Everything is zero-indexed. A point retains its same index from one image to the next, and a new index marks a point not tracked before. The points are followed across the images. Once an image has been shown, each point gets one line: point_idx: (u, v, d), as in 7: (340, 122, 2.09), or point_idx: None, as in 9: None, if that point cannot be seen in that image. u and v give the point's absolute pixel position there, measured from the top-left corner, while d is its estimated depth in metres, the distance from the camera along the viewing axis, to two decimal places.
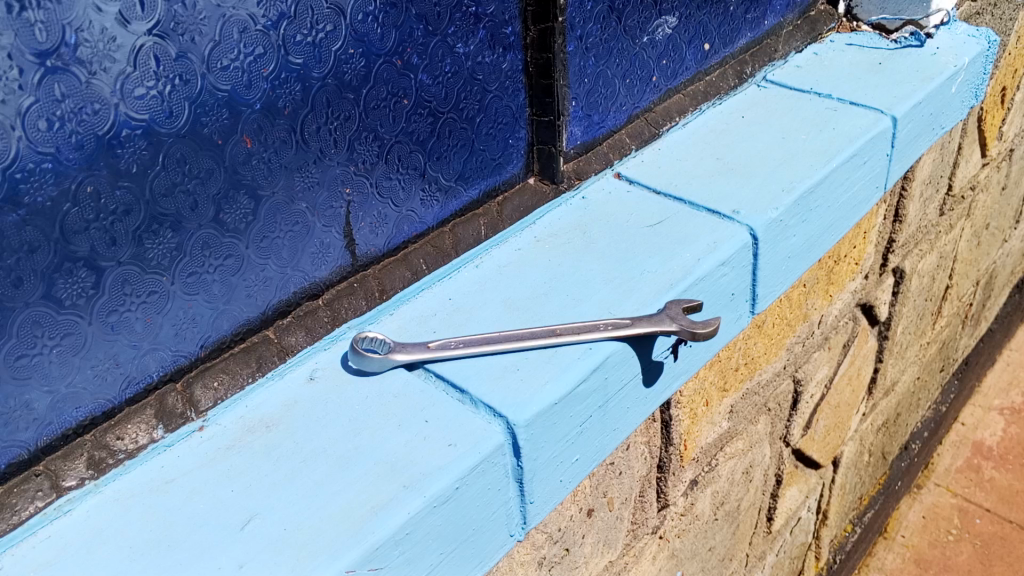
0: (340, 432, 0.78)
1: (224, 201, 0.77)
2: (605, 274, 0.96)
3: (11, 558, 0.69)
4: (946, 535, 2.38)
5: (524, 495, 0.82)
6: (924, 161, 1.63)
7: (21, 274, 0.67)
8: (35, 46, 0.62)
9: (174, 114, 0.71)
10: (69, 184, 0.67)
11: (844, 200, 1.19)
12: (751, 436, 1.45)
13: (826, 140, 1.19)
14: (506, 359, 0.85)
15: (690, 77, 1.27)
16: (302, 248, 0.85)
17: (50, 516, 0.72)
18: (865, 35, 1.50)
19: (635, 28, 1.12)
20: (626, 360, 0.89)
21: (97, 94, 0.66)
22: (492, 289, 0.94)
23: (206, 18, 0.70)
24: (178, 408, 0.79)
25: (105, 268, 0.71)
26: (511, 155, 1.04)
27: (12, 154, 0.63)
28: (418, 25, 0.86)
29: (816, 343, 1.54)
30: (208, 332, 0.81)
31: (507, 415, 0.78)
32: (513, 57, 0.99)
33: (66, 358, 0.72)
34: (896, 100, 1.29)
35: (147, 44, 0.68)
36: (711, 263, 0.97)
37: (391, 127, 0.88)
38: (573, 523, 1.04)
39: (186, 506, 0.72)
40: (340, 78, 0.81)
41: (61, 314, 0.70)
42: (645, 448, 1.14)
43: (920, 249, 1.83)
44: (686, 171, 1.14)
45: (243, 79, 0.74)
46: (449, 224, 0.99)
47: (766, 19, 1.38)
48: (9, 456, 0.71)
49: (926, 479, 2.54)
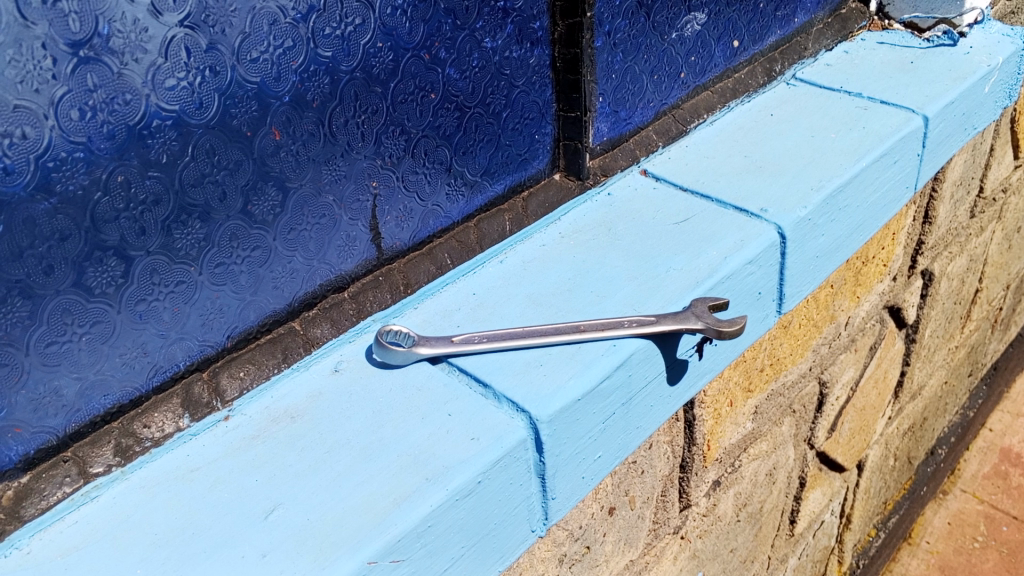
0: (364, 424, 0.79)
1: (253, 192, 0.77)
2: (629, 271, 0.95)
3: (38, 542, 0.70)
4: (971, 542, 2.34)
5: (546, 490, 0.82)
6: (955, 162, 1.61)
7: (52, 262, 0.67)
8: (69, 36, 0.63)
9: (204, 104, 0.71)
10: (100, 173, 0.67)
11: (874, 200, 1.18)
12: (775, 438, 1.44)
13: (855, 139, 1.18)
14: (529, 355, 0.84)
15: (718, 74, 1.26)
16: (329, 241, 0.86)
17: (77, 502, 0.73)
18: (896, 34, 1.49)
19: (664, 24, 1.12)
20: (650, 358, 0.89)
21: (129, 85, 0.67)
22: (516, 284, 0.94)
23: (236, 11, 0.71)
24: (204, 398, 0.80)
25: (134, 258, 0.72)
26: (537, 151, 1.04)
27: (45, 144, 0.64)
28: (446, 19, 0.87)
29: (842, 345, 1.53)
30: (236, 323, 0.81)
31: (530, 410, 0.78)
32: (540, 52, 0.99)
33: (95, 346, 0.73)
34: (928, 99, 1.27)
35: (178, 35, 0.68)
36: (737, 261, 0.96)
37: (419, 121, 0.88)
38: (594, 521, 1.03)
39: (211, 495, 0.72)
40: (368, 71, 0.82)
41: (91, 302, 0.71)
42: (667, 447, 1.14)
43: (950, 250, 1.81)
44: (714, 169, 1.13)
45: (273, 72, 0.75)
46: (474, 219, 0.99)
47: (796, 16, 1.36)
48: (39, 441, 0.72)
49: (952, 485, 2.50)
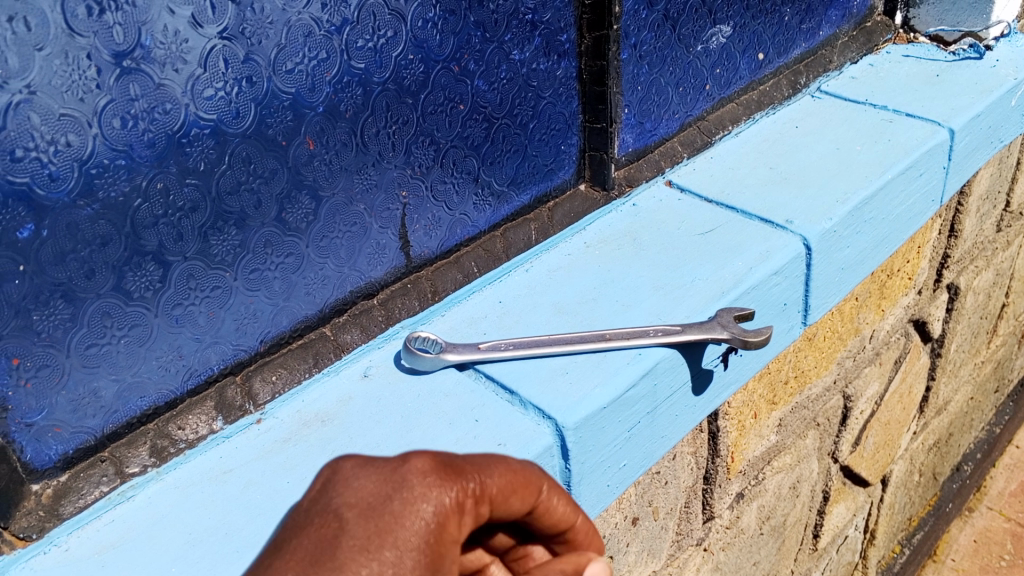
0: (393, 429, 0.80)
1: (287, 201, 0.79)
2: (654, 281, 0.96)
3: (76, 540, 0.71)
4: (997, 560, 2.32)
5: (571, 498, 0.82)
6: (982, 176, 1.60)
7: (93, 266, 0.69)
8: (113, 47, 0.65)
9: (241, 114, 0.73)
10: (141, 180, 0.69)
11: (900, 212, 1.18)
12: (799, 451, 1.44)
13: (880, 151, 1.18)
14: (555, 362, 0.85)
15: (743, 87, 1.27)
16: (359, 248, 0.87)
17: (114, 501, 0.74)
18: (921, 47, 1.49)
19: (690, 37, 1.13)
20: (675, 367, 0.89)
21: (169, 95, 0.68)
22: (542, 293, 0.95)
23: (272, 23, 0.73)
24: (236, 401, 0.82)
25: (171, 263, 0.73)
26: (563, 161, 1.05)
27: (88, 151, 0.66)
28: (476, 32, 0.88)
29: (867, 358, 1.52)
30: (268, 328, 0.83)
31: (556, 417, 0.79)
32: (567, 64, 1.00)
33: (133, 349, 0.74)
34: (954, 112, 1.27)
35: (217, 46, 0.70)
36: (763, 272, 0.97)
37: (447, 132, 0.90)
38: (618, 531, 1.04)
39: (244, 496, 0.74)
40: (400, 83, 0.84)
41: (129, 305, 0.72)
42: (691, 458, 1.14)
43: (976, 264, 1.80)
44: (739, 181, 1.13)
45: (308, 83, 0.77)
46: (501, 228, 1.00)
47: (821, 29, 1.37)
48: (77, 442, 0.74)
49: (978, 502, 2.47)
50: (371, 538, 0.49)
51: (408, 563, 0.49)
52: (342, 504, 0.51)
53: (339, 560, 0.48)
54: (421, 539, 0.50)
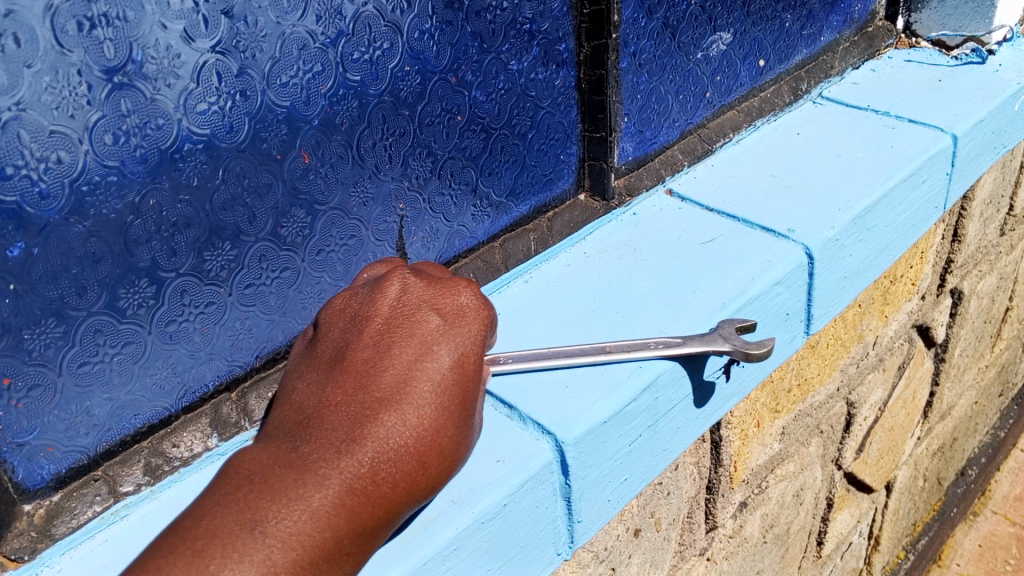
0: None
1: (283, 215, 0.78)
2: (655, 292, 0.95)
3: (69, 560, 0.71)
4: (1003, 565, 2.31)
5: (572, 513, 0.81)
6: (985, 181, 1.59)
7: (85, 284, 0.68)
8: (104, 62, 0.64)
9: (235, 128, 0.72)
10: (133, 197, 0.68)
11: (903, 219, 1.17)
12: (803, 458, 1.43)
13: (883, 158, 1.17)
14: (555, 376, 0.84)
15: (744, 93, 1.26)
16: (356, 261, 0.87)
17: (108, 521, 0.73)
18: (924, 52, 1.48)
19: (690, 44, 1.12)
20: (677, 380, 0.88)
21: (161, 110, 0.67)
22: (542, 304, 0.94)
23: (266, 36, 0.72)
24: (232, 417, 0.81)
25: (165, 279, 0.72)
26: (562, 171, 1.04)
27: (79, 168, 0.65)
28: (473, 43, 0.87)
29: (871, 365, 1.51)
30: (264, 343, 0.82)
31: (556, 432, 0.78)
32: (566, 74, 0.99)
33: (126, 366, 0.73)
34: (957, 118, 1.26)
35: (210, 60, 0.69)
36: (765, 281, 0.96)
37: (445, 143, 0.89)
38: (620, 543, 1.03)
39: None
40: (396, 95, 0.83)
41: (122, 322, 0.71)
42: (693, 469, 1.13)
43: (980, 269, 1.78)
44: (740, 189, 1.12)
45: (303, 96, 0.76)
46: (499, 239, 1.00)
47: (822, 35, 1.36)
48: (70, 461, 0.73)
49: (983, 507, 2.46)
50: (445, 318, 0.69)
51: (472, 338, 0.69)
52: (411, 298, 0.71)
53: (426, 333, 0.68)
54: (477, 322, 0.70)
